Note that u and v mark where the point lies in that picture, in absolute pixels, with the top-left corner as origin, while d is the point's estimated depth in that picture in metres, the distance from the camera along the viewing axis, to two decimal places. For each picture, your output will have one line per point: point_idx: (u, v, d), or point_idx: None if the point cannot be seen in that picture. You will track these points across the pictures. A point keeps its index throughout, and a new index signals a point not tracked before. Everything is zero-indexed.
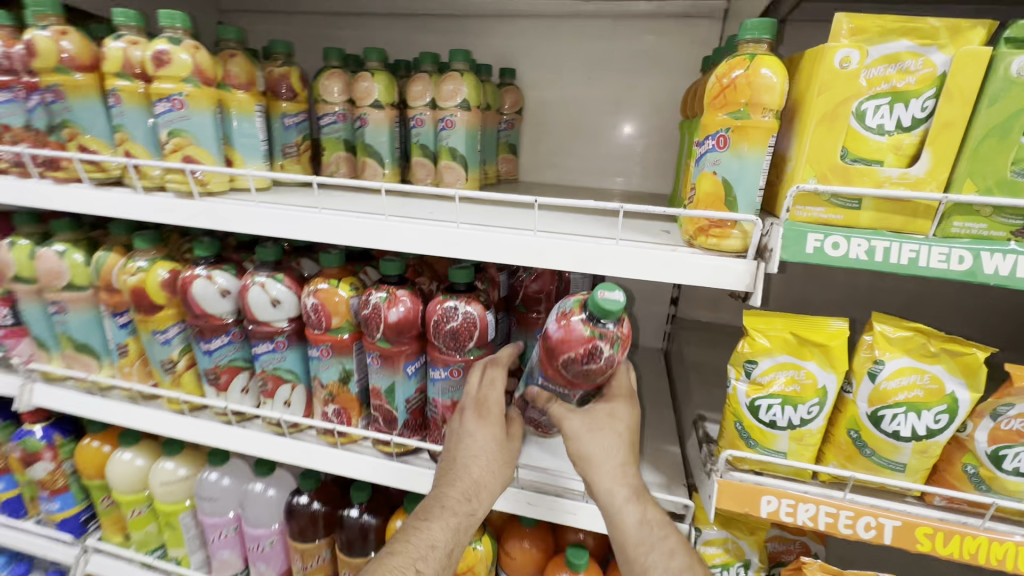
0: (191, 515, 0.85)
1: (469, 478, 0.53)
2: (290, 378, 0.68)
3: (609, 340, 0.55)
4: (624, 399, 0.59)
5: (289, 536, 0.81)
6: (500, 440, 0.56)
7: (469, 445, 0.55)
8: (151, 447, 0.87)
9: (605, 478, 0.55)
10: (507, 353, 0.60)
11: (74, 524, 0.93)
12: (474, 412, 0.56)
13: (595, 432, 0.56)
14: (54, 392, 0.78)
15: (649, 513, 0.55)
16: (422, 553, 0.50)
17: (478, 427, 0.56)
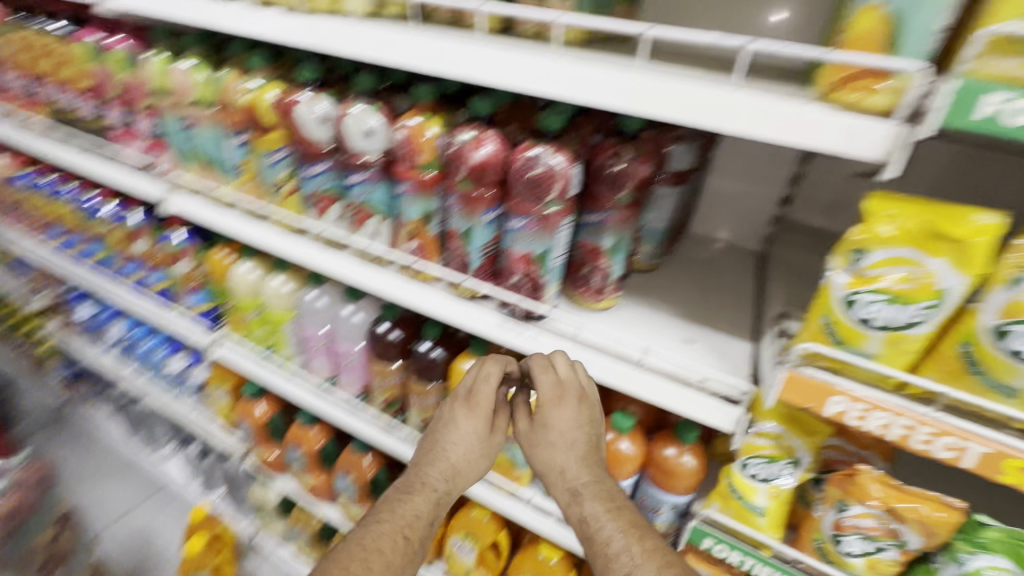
0: (293, 325, 0.99)
1: (447, 462, 0.64)
2: (379, 211, 0.73)
3: (632, 147, 0.62)
4: (572, 401, 0.60)
5: (371, 355, 0.92)
6: (483, 434, 0.65)
7: (452, 432, 0.66)
8: (265, 262, 1.01)
9: (559, 497, 0.61)
10: (497, 361, 0.67)
11: (209, 316, 1.14)
12: (461, 408, 0.66)
13: (542, 444, 0.62)
14: (189, 200, 0.90)
15: (619, 524, 0.56)
16: (408, 522, 0.60)
17: (465, 418, 0.66)
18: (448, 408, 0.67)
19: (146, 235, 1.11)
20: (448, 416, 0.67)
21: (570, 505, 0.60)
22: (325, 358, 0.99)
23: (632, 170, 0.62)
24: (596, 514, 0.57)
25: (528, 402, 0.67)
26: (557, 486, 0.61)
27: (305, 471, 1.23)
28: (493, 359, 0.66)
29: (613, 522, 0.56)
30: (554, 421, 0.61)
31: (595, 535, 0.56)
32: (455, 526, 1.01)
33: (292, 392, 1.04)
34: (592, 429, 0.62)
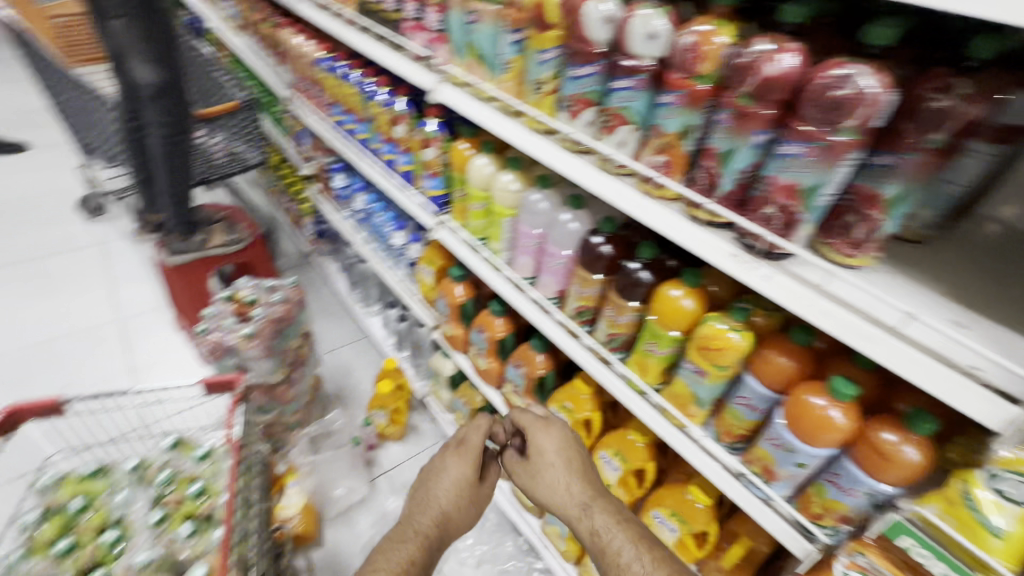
0: (510, 222, 1.09)
1: (439, 506, 0.95)
2: (632, 121, 0.74)
3: (970, 80, 0.53)
4: (553, 433, 0.98)
5: (576, 264, 0.97)
6: (465, 475, 0.99)
7: (444, 477, 0.99)
8: (499, 160, 1.11)
9: (574, 511, 0.88)
10: (480, 427, 1.04)
11: (438, 201, 1.31)
12: (455, 458, 1.01)
13: (543, 468, 0.95)
14: (454, 93, 1.02)
15: (624, 534, 0.79)
16: (405, 563, 0.83)
17: (453, 462, 1.00)
18: (439, 462, 1.01)
19: (406, 122, 1.30)
20: (439, 468, 1.00)
21: (583, 517, 0.86)
22: (530, 258, 1.08)
23: (958, 107, 0.54)
24: (608, 527, 0.82)
25: (515, 455, 1.03)
26: (567, 501, 0.90)
27: (482, 354, 1.40)
28: (483, 419, 1.05)
29: (620, 531, 0.80)
30: (545, 446, 0.97)
31: (606, 541, 0.80)
32: (608, 443, 1.12)
33: (495, 283, 1.17)
34: (572, 452, 0.96)
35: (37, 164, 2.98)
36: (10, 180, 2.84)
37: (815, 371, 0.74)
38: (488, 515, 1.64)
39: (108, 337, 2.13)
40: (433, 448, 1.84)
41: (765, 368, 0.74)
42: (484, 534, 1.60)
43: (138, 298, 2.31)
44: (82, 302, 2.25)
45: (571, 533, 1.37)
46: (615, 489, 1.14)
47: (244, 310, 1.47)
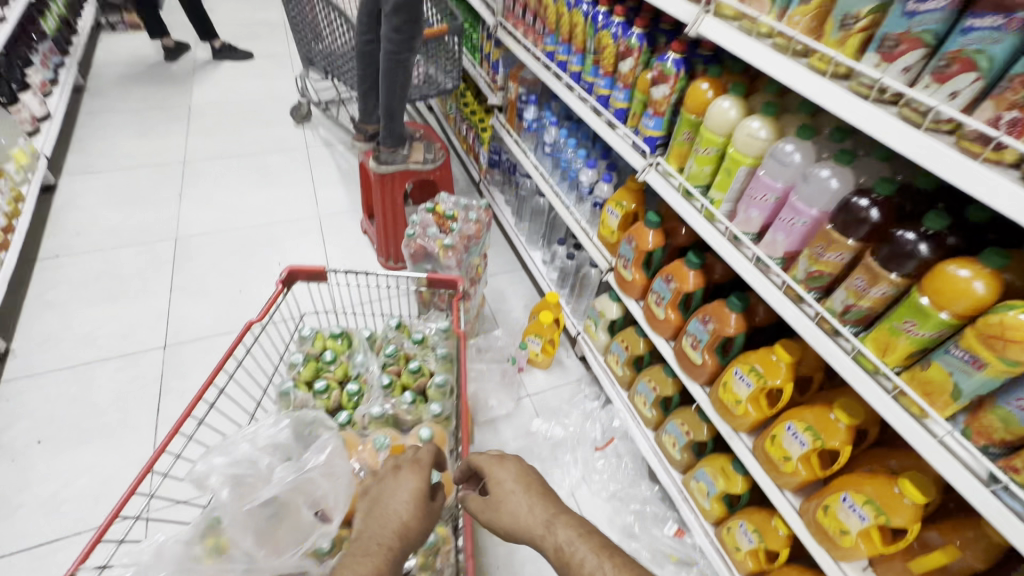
0: (746, 171, 1.04)
1: (398, 520, 0.79)
2: (982, 68, 0.65)
3: None
4: (511, 461, 0.93)
5: (826, 225, 0.90)
6: (420, 486, 0.83)
7: (397, 492, 0.83)
8: (744, 105, 1.05)
9: (537, 529, 0.83)
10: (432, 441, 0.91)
11: (653, 142, 1.28)
12: (403, 474, 0.85)
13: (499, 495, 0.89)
14: (720, 27, 0.97)
15: (587, 545, 0.77)
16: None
17: (404, 478, 0.85)
18: (388, 478, 0.86)
19: (636, 56, 1.28)
20: (388, 485, 0.85)
21: (548, 535, 0.81)
22: (759, 213, 1.03)
23: None
24: (571, 540, 0.78)
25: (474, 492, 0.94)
26: (527, 525, 0.84)
27: (662, 304, 1.40)
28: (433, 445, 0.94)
29: (583, 542, 0.77)
30: (500, 473, 0.91)
31: (572, 555, 0.77)
32: (799, 416, 1.09)
33: (708, 235, 1.14)
34: (532, 479, 0.91)
35: (259, 72, 3.44)
36: (240, 84, 3.31)
37: None
38: (624, 458, 1.70)
39: (309, 228, 2.45)
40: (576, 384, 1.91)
41: None
42: (619, 473, 1.66)
43: (332, 200, 2.61)
44: (291, 195, 2.61)
45: (719, 494, 1.37)
46: (795, 462, 1.11)
47: (444, 223, 1.60)
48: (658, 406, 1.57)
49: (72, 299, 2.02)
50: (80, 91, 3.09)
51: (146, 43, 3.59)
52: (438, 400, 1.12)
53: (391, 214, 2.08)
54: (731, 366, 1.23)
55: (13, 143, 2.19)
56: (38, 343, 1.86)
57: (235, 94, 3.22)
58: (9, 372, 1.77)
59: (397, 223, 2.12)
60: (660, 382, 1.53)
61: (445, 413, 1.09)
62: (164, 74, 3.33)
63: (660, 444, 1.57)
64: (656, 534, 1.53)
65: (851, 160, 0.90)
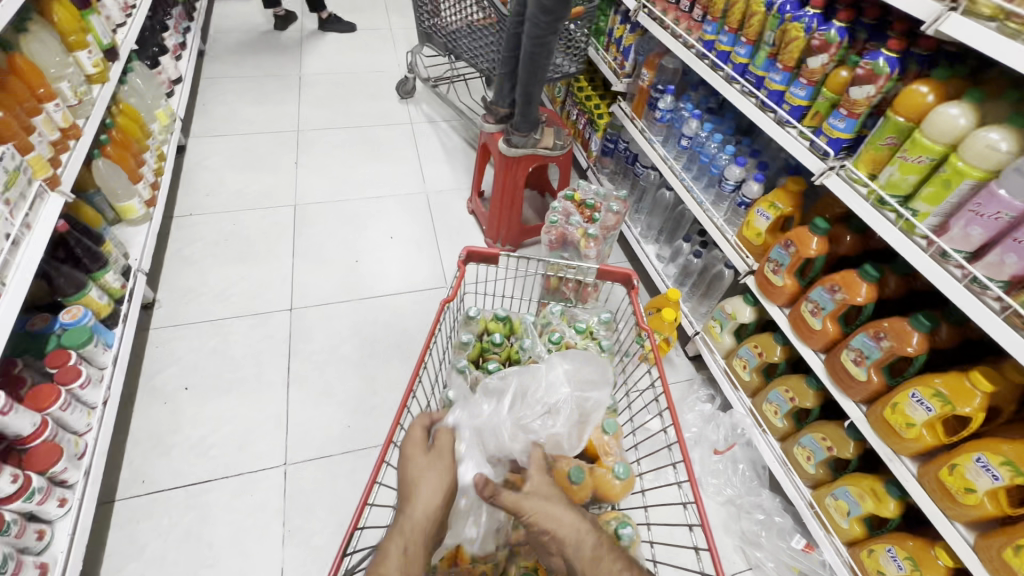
0: (969, 184, 0.97)
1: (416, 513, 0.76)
2: None
3: None
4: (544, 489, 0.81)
5: None
6: (441, 477, 0.80)
7: (418, 478, 0.80)
8: (976, 113, 0.97)
9: (580, 538, 0.76)
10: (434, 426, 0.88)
11: (838, 145, 1.21)
12: (427, 461, 0.82)
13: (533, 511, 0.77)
14: (970, 27, 0.90)
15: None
16: None
17: (424, 461, 0.82)
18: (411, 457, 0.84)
19: (831, 52, 1.21)
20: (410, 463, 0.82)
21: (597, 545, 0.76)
22: (981, 232, 0.97)
23: None
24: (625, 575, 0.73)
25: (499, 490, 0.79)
26: (586, 555, 0.75)
27: (819, 314, 1.34)
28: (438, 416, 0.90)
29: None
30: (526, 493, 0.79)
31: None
32: (993, 449, 1.03)
33: (904, 249, 1.08)
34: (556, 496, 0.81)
35: (363, 46, 3.50)
36: (346, 55, 3.38)
37: None
38: (740, 464, 1.65)
39: (418, 204, 2.51)
40: (687, 383, 1.88)
41: None
42: (737, 480, 1.63)
43: (439, 177, 2.65)
44: (397, 170, 2.66)
45: (862, 515, 1.33)
46: (979, 496, 1.05)
47: (585, 212, 1.59)
48: (790, 417, 1.54)
49: (206, 256, 2.14)
50: (201, 55, 3.25)
51: (257, 10, 3.71)
52: (608, 392, 1.13)
53: (509, 196, 2.09)
54: (906, 388, 1.17)
55: (157, 104, 2.33)
56: (181, 296, 1.99)
57: (341, 66, 3.29)
58: (157, 321, 1.91)
59: (513, 206, 2.12)
60: (799, 394, 1.48)
61: (615, 405, 1.10)
62: (275, 42, 3.44)
63: (789, 456, 1.53)
64: (779, 546, 1.50)
65: None
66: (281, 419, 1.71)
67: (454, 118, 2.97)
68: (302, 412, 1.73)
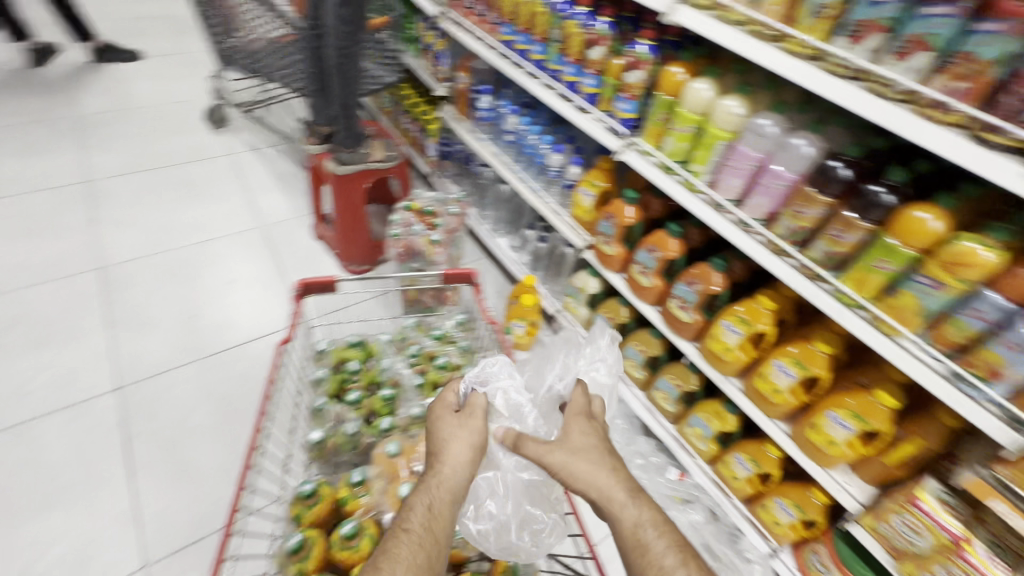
0: (724, 145, 1.17)
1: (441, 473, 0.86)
2: (934, 48, 0.81)
3: None
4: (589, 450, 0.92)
5: (805, 184, 1.05)
6: (464, 437, 0.90)
7: (447, 443, 0.90)
8: (717, 85, 1.17)
9: (616, 497, 0.88)
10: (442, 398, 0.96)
11: (629, 124, 1.38)
12: (453, 424, 0.92)
13: (573, 471, 0.90)
14: (696, 17, 1.08)
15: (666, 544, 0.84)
16: (409, 533, 0.80)
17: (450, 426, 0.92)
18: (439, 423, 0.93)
19: (606, 44, 1.36)
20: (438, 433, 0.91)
21: (630, 502, 0.87)
22: (739, 181, 1.17)
23: None
24: (654, 534, 0.84)
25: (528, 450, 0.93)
26: (630, 524, 0.85)
27: (647, 273, 1.52)
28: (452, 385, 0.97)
29: (664, 543, 0.84)
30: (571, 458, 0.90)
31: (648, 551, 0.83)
32: (786, 353, 1.26)
33: (691, 204, 1.26)
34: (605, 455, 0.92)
35: (154, 74, 3.09)
36: (134, 88, 2.96)
37: None
38: (617, 420, 1.82)
39: (255, 240, 2.31)
40: None
41: (1016, 285, 0.84)
42: (616, 434, 1.77)
43: (274, 207, 2.46)
44: (225, 208, 2.42)
45: (713, 435, 1.54)
46: (784, 394, 1.28)
47: (425, 219, 1.60)
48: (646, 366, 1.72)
49: None
50: None
51: (1, 45, 3.07)
52: None
53: (351, 215, 2.02)
54: (720, 320, 1.38)
55: None
56: None
57: (132, 100, 2.88)
58: None
59: (358, 224, 2.06)
60: (648, 344, 1.67)
61: None
62: (34, 81, 2.88)
63: (653, 401, 1.71)
64: (659, 481, 1.66)
65: (818, 129, 1.05)
66: (129, 517, 1.47)
67: (280, 142, 2.78)
68: (157, 501, 1.50)
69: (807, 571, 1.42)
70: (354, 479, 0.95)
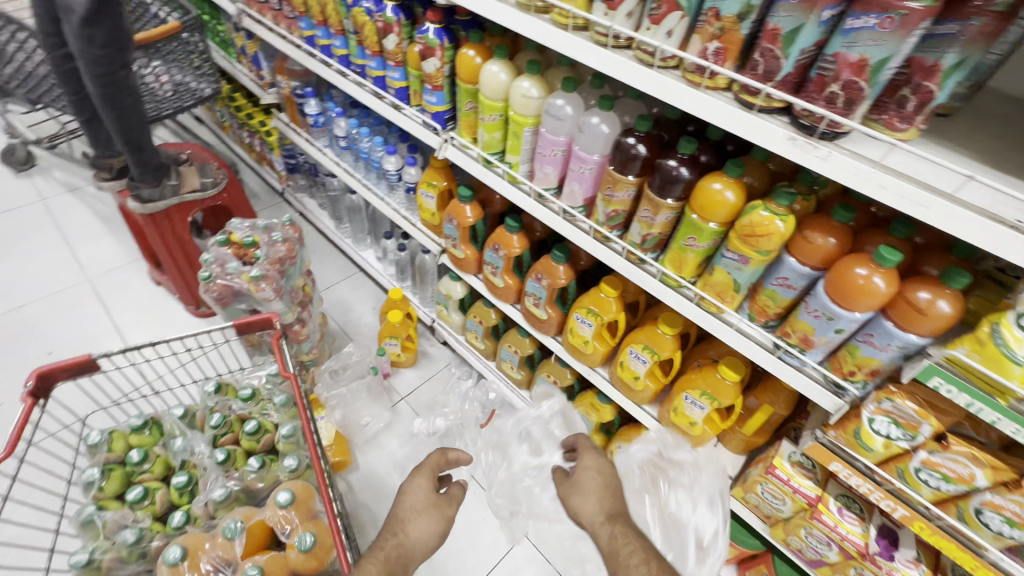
0: (531, 131, 1.06)
1: (402, 544, 0.83)
2: (682, 7, 0.72)
3: None
4: (599, 471, 1.02)
5: (609, 165, 0.97)
6: (431, 514, 0.89)
7: (415, 520, 0.87)
8: (511, 67, 1.06)
9: (598, 518, 0.94)
10: (429, 462, 0.96)
11: (441, 118, 1.24)
12: (434, 495, 0.91)
13: (580, 487, 0.99)
14: None
15: (638, 552, 0.84)
16: None
17: (424, 495, 0.91)
18: (410, 497, 0.91)
19: (397, 32, 1.21)
20: (405, 506, 0.89)
21: (604, 521, 0.93)
22: (552, 169, 1.07)
23: None
24: (624, 534, 0.88)
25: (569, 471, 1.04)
26: (607, 542, 0.88)
27: (498, 273, 1.42)
28: (423, 466, 0.95)
29: (634, 547, 0.85)
30: (591, 462, 1.03)
31: (619, 550, 0.86)
32: (637, 339, 1.20)
33: (516, 198, 1.16)
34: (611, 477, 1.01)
35: None
36: None
37: (850, 246, 0.79)
38: None
39: (80, 297, 1.99)
40: (446, 370, 1.89)
41: (807, 249, 0.79)
42: None
43: (102, 254, 2.14)
44: (39, 265, 2.07)
45: (596, 427, 1.49)
46: (643, 380, 1.23)
47: (245, 252, 1.41)
48: (524, 365, 1.63)
49: None
50: None
51: None
52: (292, 452, 1.00)
53: (180, 255, 1.77)
54: (572, 313, 1.29)
55: None
56: None
57: None
58: None
59: (192, 263, 1.81)
60: (519, 345, 1.57)
61: (304, 463, 0.99)
62: None
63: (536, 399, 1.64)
64: None
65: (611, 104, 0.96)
66: None
67: None
68: None
69: None
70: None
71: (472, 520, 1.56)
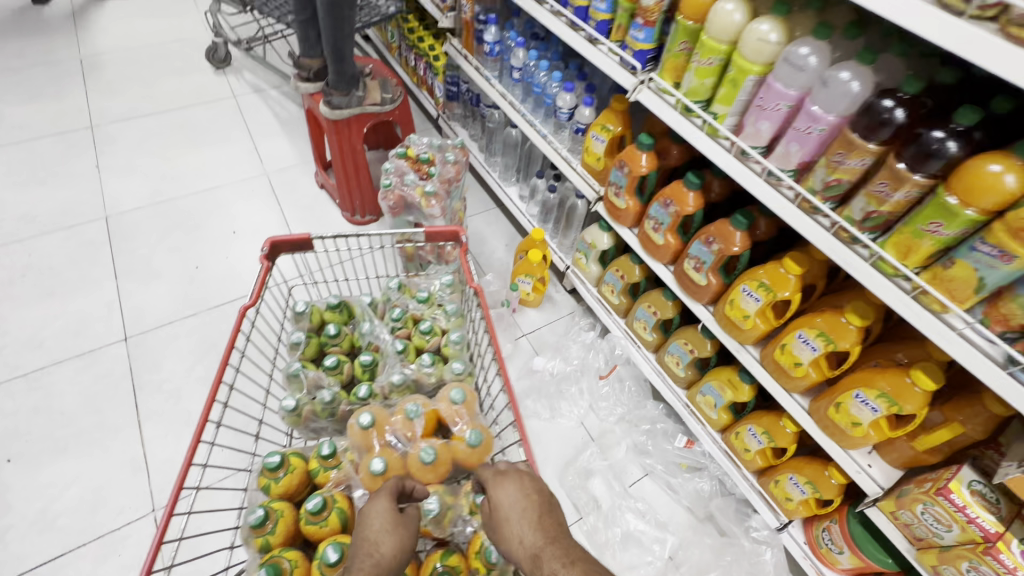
0: (753, 82, 0.99)
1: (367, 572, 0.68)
2: None
3: None
4: (518, 500, 0.79)
5: (847, 128, 0.88)
6: (399, 540, 0.73)
7: (380, 548, 0.71)
8: (748, 6, 0.97)
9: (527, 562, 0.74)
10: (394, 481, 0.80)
11: (643, 57, 1.18)
12: (390, 516, 0.75)
13: (502, 524, 0.78)
14: None
15: None
16: None
17: (381, 518, 0.74)
18: (368, 521, 0.74)
19: None
20: (365, 528, 0.73)
21: (538, 560, 0.73)
22: (768, 126, 0.99)
23: None
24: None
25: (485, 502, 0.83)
26: None
27: (660, 230, 1.37)
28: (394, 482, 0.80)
29: None
30: (501, 488, 0.80)
31: None
32: (810, 323, 1.12)
33: (712, 152, 1.09)
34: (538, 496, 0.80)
35: (156, 10, 2.95)
36: (137, 26, 2.85)
37: None
38: (626, 382, 1.74)
39: (258, 188, 2.23)
40: (569, 318, 1.92)
41: None
42: (624, 397, 1.71)
43: (278, 152, 2.37)
44: (229, 153, 2.34)
45: (726, 404, 1.44)
46: (805, 367, 1.16)
47: (420, 168, 1.48)
48: (658, 329, 1.60)
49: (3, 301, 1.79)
50: None
51: None
52: (457, 357, 1.08)
53: (350, 163, 1.91)
54: (738, 284, 1.23)
55: None
56: None
57: (135, 40, 2.77)
58: None
59: (359, 172, 1.95)
60: (660, 307, 1.54)
61: (467, 369, 1.05)
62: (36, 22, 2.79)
63: (663, 364, 1.61)
64: (667, 449, 1.62)
65: (870, 59, 0.86)
66: (139, 463, 1.51)
67: (283, 83, 2.64)
68: (164, 450, 1.54)
69: (817, 548, 1.34)
70: (325, 451, 0.90)
71: (578, 461, 1.60)
